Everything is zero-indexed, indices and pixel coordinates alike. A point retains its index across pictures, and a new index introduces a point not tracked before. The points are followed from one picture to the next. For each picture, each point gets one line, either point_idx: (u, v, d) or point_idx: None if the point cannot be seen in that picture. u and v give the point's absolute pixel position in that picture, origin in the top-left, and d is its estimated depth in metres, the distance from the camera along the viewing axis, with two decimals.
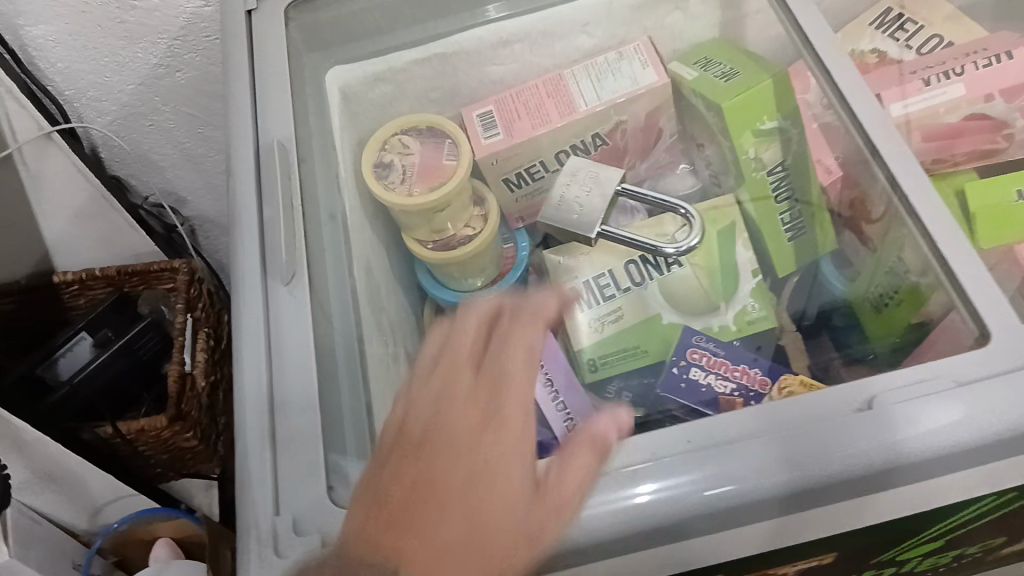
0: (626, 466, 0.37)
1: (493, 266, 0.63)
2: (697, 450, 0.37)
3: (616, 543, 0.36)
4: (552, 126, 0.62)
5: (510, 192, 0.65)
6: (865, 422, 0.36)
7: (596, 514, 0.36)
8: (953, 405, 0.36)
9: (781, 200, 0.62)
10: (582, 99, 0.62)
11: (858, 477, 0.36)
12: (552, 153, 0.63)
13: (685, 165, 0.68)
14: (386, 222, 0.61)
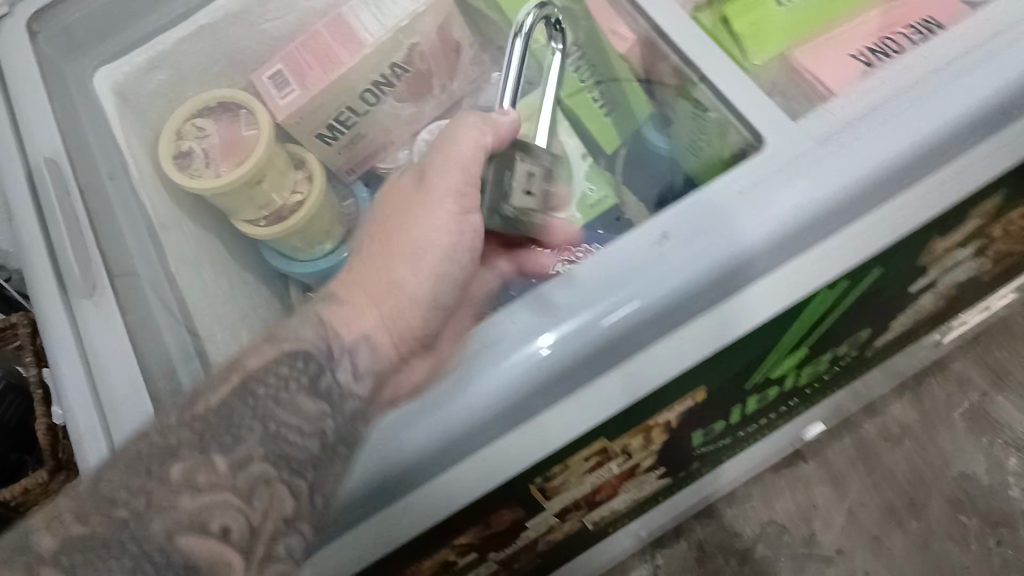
0: (444, 371, 0.38)
1: (337, 224, 0.62)
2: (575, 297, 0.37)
3: (465, 435, 0.38)
4: (345, 69, 0.57)
5: (330, 147, 0.61)
6: (672, 248, 0.37)
7: (428, 420, 0.37)
8: (751, 202, 0.37)
9: (588, 82, 0.63)
10: (367, 32, 0.58)
11: (714, 285, 0.38)
12: (358, 96, 0.59)
13: (498, 72, 0.63)
14: (210, 212, 0.59)
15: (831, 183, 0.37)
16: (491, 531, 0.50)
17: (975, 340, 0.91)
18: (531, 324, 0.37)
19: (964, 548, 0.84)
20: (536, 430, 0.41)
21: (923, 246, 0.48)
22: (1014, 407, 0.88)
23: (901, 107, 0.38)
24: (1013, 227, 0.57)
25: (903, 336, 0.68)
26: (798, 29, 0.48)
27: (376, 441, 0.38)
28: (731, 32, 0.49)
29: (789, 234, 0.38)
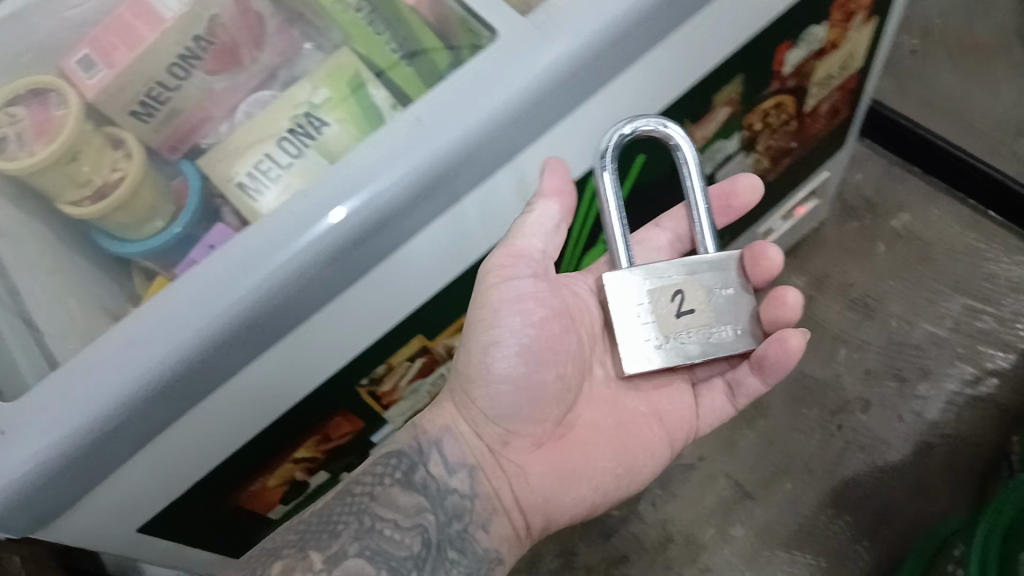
0: (213, 279, 0.38)
1: (168, 201, 0.61)
2: (356, 172, 0.39)
3: (239, 335, 0.40)
4: (146, 42, 0.60)
5: (147, 125, 0.61)
6: (422, 131, 0.40)
7: (199, 323, 0.38)
8: (490, 82, 0.40)
9: (382, 31, 0.61)
10: (164, 6, 0.61)
11: (476, 149, 0.41)
12: (164, 71, 0.61)
13: (308, 44, 0.64)
14: (37, 199, 0.61)
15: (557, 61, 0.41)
16: (336, 445, 0.55)
17: (796, 252, 1.01)
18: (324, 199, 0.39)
19: (807, 436, 0.93)
20: (312, 326, 0.44)
21: (677, 134, 0.57)
22: (836, 307, 0.98)
23: None
24: (770, 122, 0.66)
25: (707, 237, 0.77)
26: None
27: (145, 350, 0.38)
28: None
29: (525, 110, 0.42)
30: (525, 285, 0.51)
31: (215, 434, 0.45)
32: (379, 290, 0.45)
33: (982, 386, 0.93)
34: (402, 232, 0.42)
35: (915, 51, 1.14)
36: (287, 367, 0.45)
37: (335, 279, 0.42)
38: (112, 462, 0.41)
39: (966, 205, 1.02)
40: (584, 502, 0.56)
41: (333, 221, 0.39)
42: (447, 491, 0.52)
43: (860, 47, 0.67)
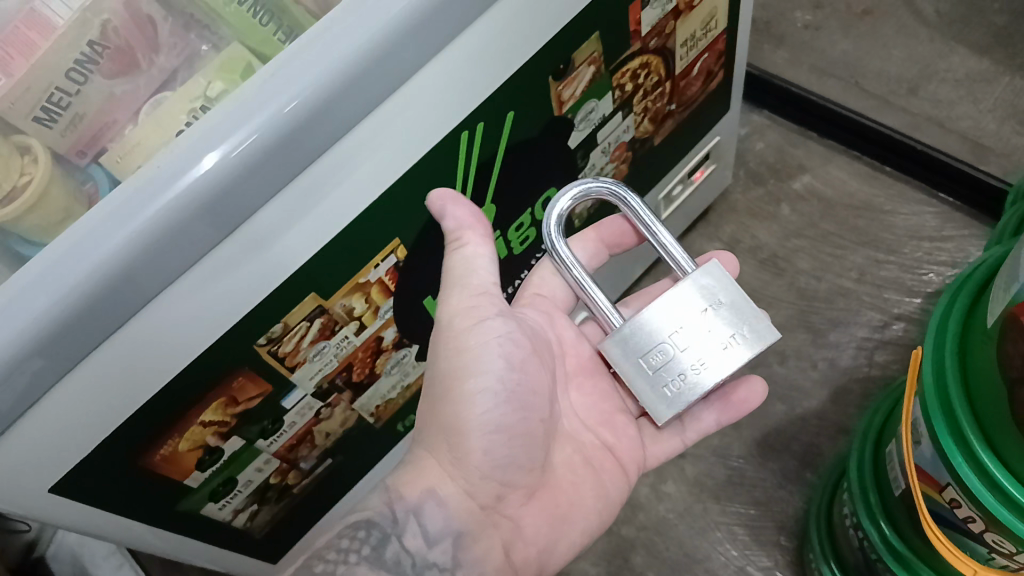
0: (98, 225, 0.41)
1: (81, 201, 0.61)
2: (219, 125, 0.42)
3: (126, 279, 0.42)
4: (43, 50, 0.62)
5: (51, 130, 0.62)
6: (284, 82, 0.43)
7: (87, 266, 0.41)
8: (343, 36, 0.44)
9: (269, 25, 0.64)
10: (56, 15, 0.63)
11: (333, 98, 0.45)
12: (63, 75, 0.62)
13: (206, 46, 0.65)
14: None
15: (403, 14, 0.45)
16: (244, 408, 0.58)
17: (708, 219, 1.08)
18: (188, 152, 0.42)
19: None
20: (199, 275, 0.47)
21: (545, 93, 0.61)
22: (747, 267, 1.04)
23: None
24: (643, 83, 0.71)
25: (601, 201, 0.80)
26: None
27: (36, 295, 0.40)
28: None
29: (379, 60, 0.46)
30: (497, 327, 0.56)
31: (117, 387, 0.48)
32: (260, 243, 0.48)
33: (890, 330, 0.98)
34: (276, 180, 0.46)
35: (808, 26, 1.20)
36: (180, 316, 0.48)
37: (211, 229, 0.45)
38: (12, 413, 0.43)
39: (862, 162, 1.08)
40: (571, 545, 0.60)
41: (199, 170, 0.42)
42: (425, 565, 0.54)
43: (720, 8, 0.73)
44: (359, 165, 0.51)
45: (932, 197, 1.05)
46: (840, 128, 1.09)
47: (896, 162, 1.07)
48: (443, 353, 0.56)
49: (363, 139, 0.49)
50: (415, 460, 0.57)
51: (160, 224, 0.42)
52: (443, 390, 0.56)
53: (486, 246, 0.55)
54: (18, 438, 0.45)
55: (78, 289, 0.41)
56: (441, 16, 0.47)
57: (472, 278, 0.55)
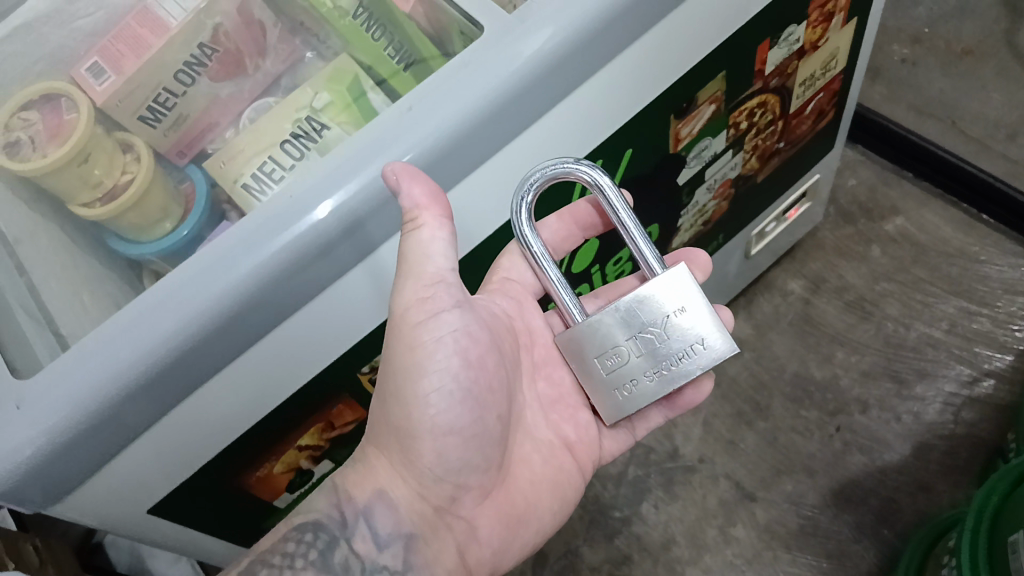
0: (220, 256, 0.40)
1: (177, 204, 0.61)
2: (337, 170, 0.42)
3: (242, 316, 0.42)
4: (154, 50, 0.61)
5: (155, 129, 0.62)
6: (415, 124, 0.42)
7: (205, 299, 0.40)
8: (475, 81, 0.43)
9: (380, 40, 0.61)
10: (170, 16, 0.63)
11: (456, 144, 0.44)
12: (171, 76, 0.62)
13: (310, 53, 0.66)
14: (52, 202, 0.62)
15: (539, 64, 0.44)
16: (339, 433, 0.57)
17: (793, 255, 1.05)
18: (307, 194, 0.41)
19: (807, 437, 0.94)
20: (311, 315, 0.46)
21: (664, 130, 0.59)
22: (832, 309, 1.01)
23: None
24: (757, 122, 0.68)
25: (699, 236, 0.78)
26: None
27: (154, 325, 0.40)
28: None
29: (509, 108, 0.45)
30: (452, 321, 0.50)
31: (215, 423, 0.47)
32: (360, 288, 0.47)
33: (979, 386, 0.94)
34: (392, 219, 0.45)
35: (905, 60, 1.17)
36: (289, 355, 0.47)
37: (322, 273, 0.44)
38: (114, 442, 0.42)
39: (958, 208, 1.05)
40: (528, 546, 0.58)
41: (317, 214, 0.41)
42: (375, 569, 0.50)
43: (841, 49, 0.70)
44: (472, 205, 0.50)
45: None
46: (938, 171, 1.05)
47: (993, 212, 1.03)
48: (390, 345, 0.49)
49: (475, 185, 0.48)
50: (364, 458, 0.53)
51: (277, 264, 0.41)
52: (390, 388, 0.50)
53: (442, 231, 0.44)
54: (118, 467, 0.44)
55: (186, 327, 0.40)
56: (573, 62, 0.46)
57: (427, 267, 0.46)
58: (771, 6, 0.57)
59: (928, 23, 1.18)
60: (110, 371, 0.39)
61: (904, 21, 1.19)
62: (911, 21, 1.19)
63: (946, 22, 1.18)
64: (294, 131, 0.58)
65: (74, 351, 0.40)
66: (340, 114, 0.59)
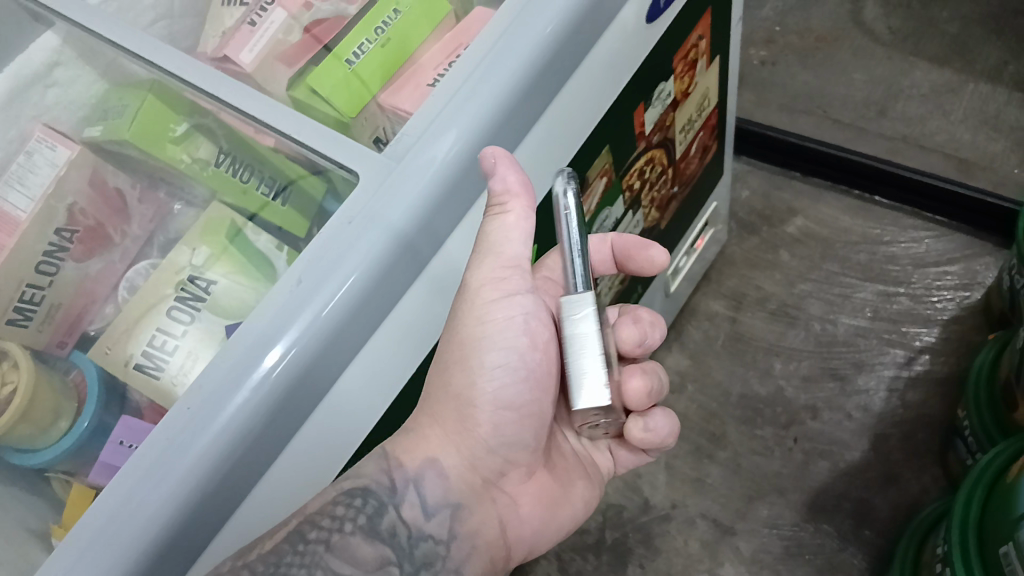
0: (175, 438, 0.38)
1: (70, 399, 0.54)
2: (279, 316, 0.40)
3: (211, 495, 0.39)
4: (9, 251, 0.56)
5: (27, 328, 0.56)
6: (345, 253, 0.41)
7: (167, 490, 0.37)
8: (386, 203, 0.41)
9: (250, 181, 0.56)
10: (18, 209, 0.58)
11: (390, 270, 0.42)
12: (33, 270, 0.57)
13: (180, 204, 0.60)
14: None
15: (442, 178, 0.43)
16: None
17: (709, 277, 1.05)
18: (251, 350, 0.39)
19: (769, 456, 0.94)
20: (292, 464, 0.43)
21: None
22: (759, 322, 1.01)
23: (467, 87, 0.43)
24: (648, 178, 0.68)
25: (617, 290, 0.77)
26: (402, 56, 0.56)
27: (119, 531, 0.37)
28: (324, 98, 0.54)
29: (432, 222, 0.43)
30: (527, 304, 0.49)
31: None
32: (333, 430, 0.45)
33: (916, 364, 0.95)
34: (351, 348, 0.42)
35: (765, 61, 1.19)
36: (274, 510, 0.44)
37: (285, 427, 0.41)
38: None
39: (851, 196, 1.07)
40: (557, 531, 0.57)
41: (264, 367, 0.39)
42: (421, 537, 0.47)
43: (711, 88, 0.70)
44: (430, 316, 0.48)
45: (928, 221, 1.04)
46: (822, 166, 1.08)
47: (884, 192, 1.06)
48: (457, 316, 0.49)
49: (421, 294, 0.46)
50: (415, 428, 0.50)
51: (234, 431, 0.38)
52: (454, 359, 0.49)
53: (528, 225, 0.45)
54: None
55: (149, 527, 0.37)
56: (470, 178, 0.45)
57: (505, 250, 0.46)
58: (637, 75, 0.56)
59: (776, 21, 1.22)
60: None
61: (755, 24, 1.23)
62: (760, 24, 1.22)
63: (793, 16, 1.22)
64: (178, 294, 0.54)
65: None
66: (230, 265, 0.54)
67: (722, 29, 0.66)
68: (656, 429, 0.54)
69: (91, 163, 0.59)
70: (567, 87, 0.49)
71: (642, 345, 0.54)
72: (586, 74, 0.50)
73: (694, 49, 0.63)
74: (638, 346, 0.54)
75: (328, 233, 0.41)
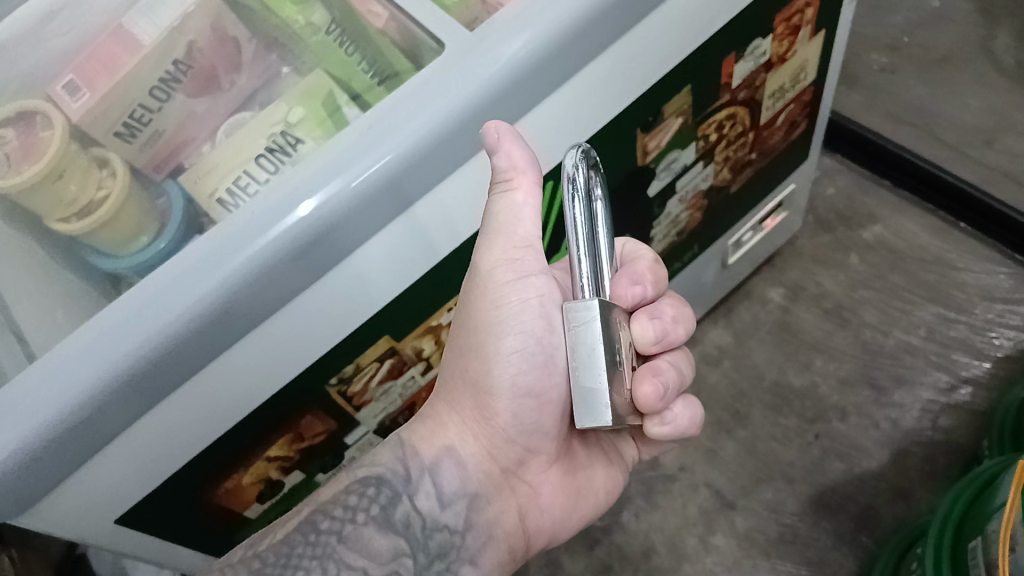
0: (206, 253, 0.41)
1: (152, 218, 0.58)
2: (322, 168, 0.42)
3: (228, 313, 0.43)
4: (127, 66, 0.60)
5: (130, 144, 0.60)
6: (397, 127, 0.43)
7: (191, 297, 0.41)
8: (447, 86, 0.44)
9: (353, 55, 0.60)
10: (144, 33, 0.62)
11: (431, 150, 0.45)
12: (146, 92, 0.61)
13: (286, 68, 0.62)
14: (36, 223, 0.59)
15: (503, 73, 0.45)
16: (309, 444, 0.58)
17: (773, 263, 1.06)
18: (292, 193, 0.42)
19: (786, 445, 0.95)
20: (301, 309, 0.47)
21: (630, 144, 0.59)
22: (811, 316, 1.02)
23: None
24: (727, 134, 0.69)
25: (666, 250, 0.79)
26: None
27: (142, 323, 0.41)
28: None
29: (487, 111, 0.46)
30: (541, 284, 0.51)
31: (200, 417, 0.48)
32: (344, 290, 0.48)
33: (956, 393, 0.94)
34: (378, 218, 0.46)
35: (883, 68, 1.17)
36: (277, 349, 0.48)
37: (304, 271, 0.45)
38: (94, 443, 0.43)
39: (936, 217, 1.06)
40: (585, 515, 0.60)
41: (300, 213, 0.42)
42: (435, 528, 0.51)
43: (809, 62, 0.71)
44: (456, 206, 0.51)
45: (1007, 257, 1.02)
46: (914, 179, 1.07)
47: (970, 219, 1.04)
48: (476, 304, 0.52)
49: (457, 179, 0.49)
50: (434, 416, 0.55)
51: (260, 261, 0.42)
52: (472, 344, 0.53)
53: (535, 201, 0.48)
54: (95, 469, 0.45)
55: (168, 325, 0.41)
56: (534, 82, 0.47)
57: (518, 230, 0.49)
58: (733, 22, 0.57)
59: (905, 31, 1.20)
60: (96, 370, 0.40)
61: (883, 30, 1.20)
62: (889, 30, 1.20)
63: (923, 30, 1.19)
64: (270, 146, 0.56)
65: (55, 350, 0.41)
66: (315, 129, 0.57)
67: (833, 3, 0.66)
68: (675, 421, 0.54)
69: (216, 12, 0.63)
70: (655, 13, 0.51)
71: (660, 342, 0.54)
72: (676, 8, 0.52)
73: (799, 14, 0.64)
74: (656, 343, 0.54)
75: (385, 104, 0.44)
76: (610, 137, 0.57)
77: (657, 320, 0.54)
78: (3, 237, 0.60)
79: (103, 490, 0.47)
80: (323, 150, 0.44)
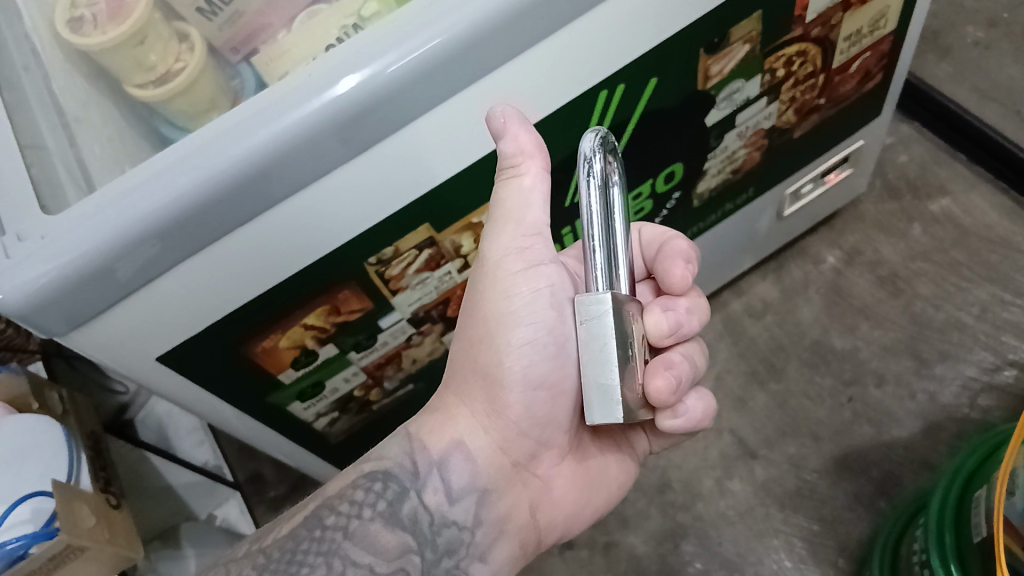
0: (253, 115, 0.44)
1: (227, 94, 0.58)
2: (371, 46, 0.44)
3: (266, 176, 0.45)
4: None
5: (211, 22, 0.60)
6: (448, 13, 0.44)
7: (233, 153, 0.43)
8: None
9: None
10: None
11: (479, 40, 0.45)
12: None
13: None
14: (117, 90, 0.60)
15: None
16: (344, 320, 0.61)
17: (832, 224, 1.05)
18: (340, 66, 0.44)
19: (817, 404, 0.95)
20: (338, 185, 0.49)
21: (692, 64, 0.59)
22: (863, 282, 1.00)
23: None
24: (796, 72, 0.68)
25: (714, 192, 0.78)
26: None
27: (185, 172, 0.43)
28: None
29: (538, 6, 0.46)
30: (547, 274, 0.54)
31: (231, 275, 0.51)
32: (380, 172, 0.50)
33: (1000, 374, 0.92)
34: (421, 103, 0.47)
35: (978, 42, 1.13)
36: (311, 221, 0.50)
37: (342, 147, 0.46)
38: (133, 281, 0.46)
39: (1008, 196, 1.02)
40: (600, 508, 0.62)
41: (344, 86, 0.44)
42: (444, 523, 0.53)
43: (892, 7, 0.69)
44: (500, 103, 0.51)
45: None
46: (991, 156, 1.04)
47: None
48: (486, 295, 0.54)
49: (503, 74, 0.49)
50: (442, 409, 0.57)
51: (301, 128, 0.44)
52: (482, 335, 0.55)
53: (542, 185, 0.50)
54: (131, 306, 0.49)
55: (209, 179, 0.43)
56: None
57: (527, 216, 0.51)
58: None
59: (1007, 7, 1.14)
60: (138, 211, 0.43)
61: (983, 3, 1.15)
62: (991, 3, 1.15)
63: None
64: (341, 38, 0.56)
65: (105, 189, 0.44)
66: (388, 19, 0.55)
67: None
68: (688, 414, 0.55)
69: None
70: None
71: (673, 333, 0.55)
72: None
73: None
74: (669, 335, 0.55)
75: None
76: (673, 53, 0.57)
77: (671, 312, 0.55)
78: (85, 95, 0.60)
79: (137, 327, 0.50)
80: (380, 24, 0.45)
